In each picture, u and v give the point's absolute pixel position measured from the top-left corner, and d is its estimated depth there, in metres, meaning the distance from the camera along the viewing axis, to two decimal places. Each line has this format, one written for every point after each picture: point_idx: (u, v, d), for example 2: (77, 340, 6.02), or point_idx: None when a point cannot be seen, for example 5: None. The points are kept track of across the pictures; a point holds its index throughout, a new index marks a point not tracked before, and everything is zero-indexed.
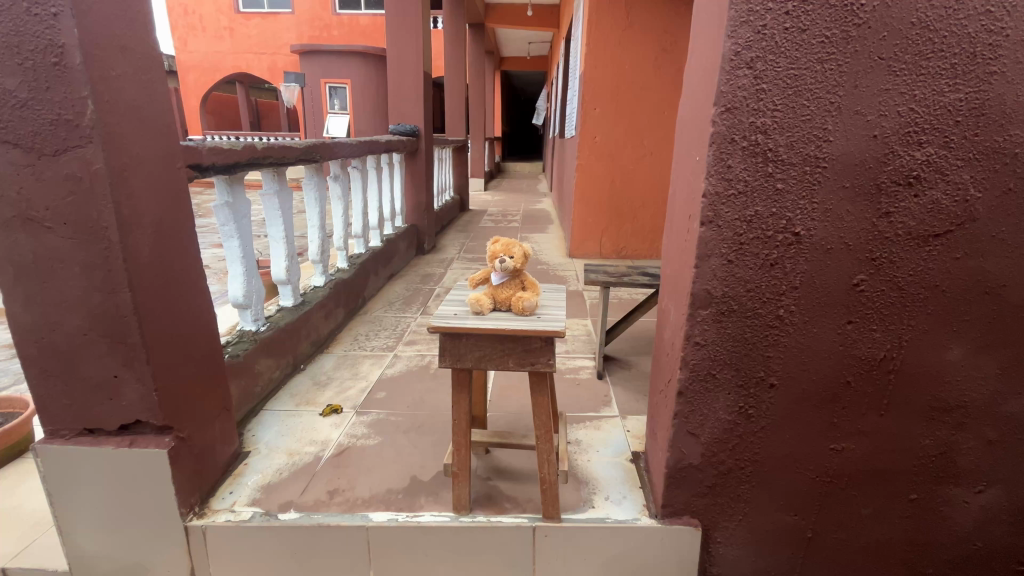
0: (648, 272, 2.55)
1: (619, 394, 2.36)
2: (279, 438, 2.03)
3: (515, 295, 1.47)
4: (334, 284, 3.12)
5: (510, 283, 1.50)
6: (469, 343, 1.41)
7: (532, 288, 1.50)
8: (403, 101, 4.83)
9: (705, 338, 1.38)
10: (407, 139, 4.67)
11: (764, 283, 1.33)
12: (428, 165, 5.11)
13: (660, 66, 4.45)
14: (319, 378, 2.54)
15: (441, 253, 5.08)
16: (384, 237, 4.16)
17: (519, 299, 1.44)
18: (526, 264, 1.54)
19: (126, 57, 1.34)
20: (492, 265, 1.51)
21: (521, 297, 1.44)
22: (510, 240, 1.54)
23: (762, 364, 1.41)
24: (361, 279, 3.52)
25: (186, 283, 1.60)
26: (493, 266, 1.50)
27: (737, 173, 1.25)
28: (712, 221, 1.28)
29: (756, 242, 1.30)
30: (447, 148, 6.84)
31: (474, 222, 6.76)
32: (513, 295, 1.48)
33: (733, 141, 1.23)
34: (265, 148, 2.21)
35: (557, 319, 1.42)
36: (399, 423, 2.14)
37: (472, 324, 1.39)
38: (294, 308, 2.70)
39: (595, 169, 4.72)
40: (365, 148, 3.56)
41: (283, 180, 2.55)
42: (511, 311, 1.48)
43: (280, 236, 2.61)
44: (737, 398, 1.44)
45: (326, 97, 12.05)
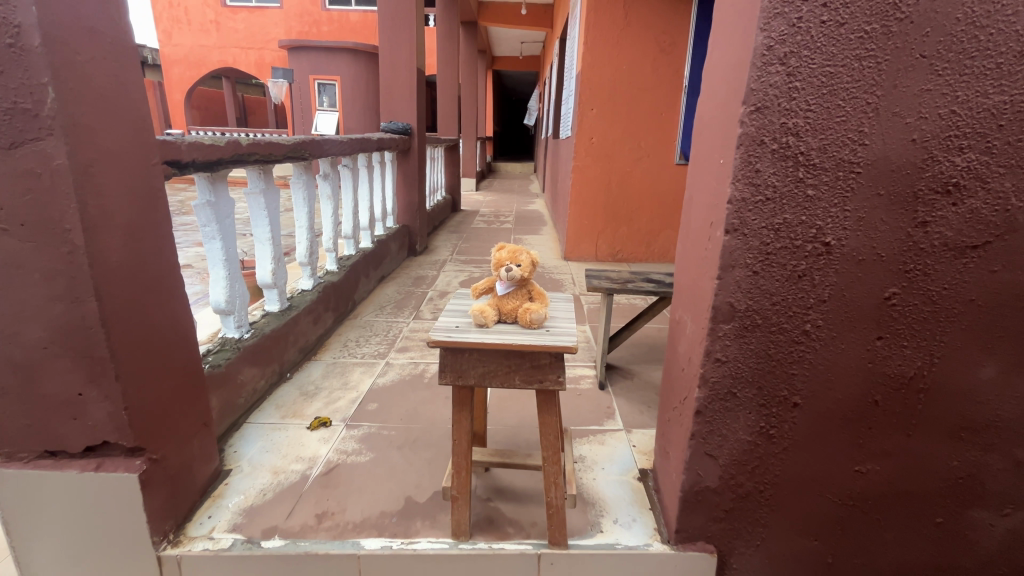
0: (652, 278, 2.45)
1: (622, 406, 2.26)
2: (263, 455, 1.90)
3: (521, 306, 1.36)
4: (323, 288, 2.99)
5: (516, 293, 1.39)
6: (472, 358, 1.30)
7: (541, 300, 1.39)
8: (395, 98, 4.69)
9: (726, 355, 1.29)
10: (399, 137, 4.53)
11: (791, 297, 1.24)
12: (420, 164, 4.97)
13: (658, 67, 4.37)
14: (306, 388, 2.41)
15: (433, 254, 4.95)
16: (375, 238, 4.03)
17: (526, 311, 1.33)
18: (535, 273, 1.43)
19: (95, 41, 1.21)
20: (497, 273, 1.40)
21: (528, 309, 1.33)
22: (518, 245, 1.44)
23: (786, 382, 1.32)
24: (351, 282, 3.38)
25: (161, 290, 1.47)
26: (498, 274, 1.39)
27: (765, 178, 1.16)
28: (737, 229, 1.19)
29: (784, 252, 1.21)
30: (439, 148, 6.71)
31: (465, 223, 6.62)
32: (519, 307, 1.37)
33: (763, 144, 1.13)
34: (251, 144, 2.07)
35: (566, 331, 1.31)
36: (392, 438, 2.02)
37: (478, 338, 1.27)
38: (280, 313, 2.56)
39: (591, 170, 4.62)
40: (356, 146, 3.42)
41: (270, 178, 2.41)
42: (518, 323, 1.37)
43: (267, 238, 2.47)
44: (758, 418, 1.35)
45: (314, 93, 11.80)
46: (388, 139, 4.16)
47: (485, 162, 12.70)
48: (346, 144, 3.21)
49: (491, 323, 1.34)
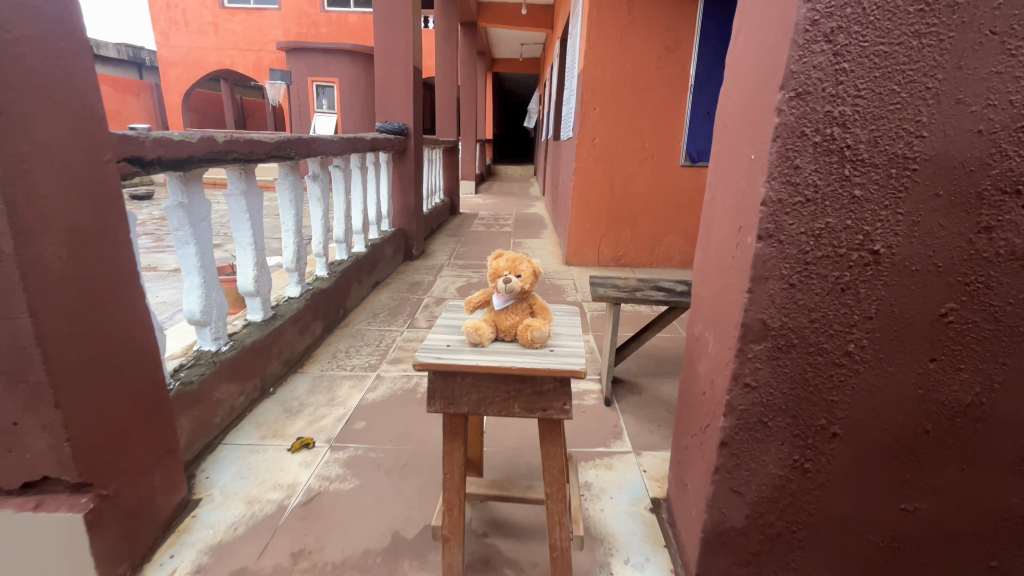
0: (661, 287, 2.29)
1: (630, 425, 2.09)
2: (237, 482, 1.73)
3: (522, 323, 1.19)
4: (311, 295, 2.82)
5: (515, 307, 1.23)
6: (465, 383, 1.14)
7: (545, 316, 1.23)
8: (391, 98, 4.53)
9: (757, 380, 1.13)
10: (395, 138, 4.37)
11: (831, 313, 1.08)
12: (417, 166, 4.81)
13: (663, 65, 4.22)
14: (290, 404, 2.24)
15: (430, 259, 4.79)
16: (368, 242, 3.86)
17: (527, 327, 1.17)
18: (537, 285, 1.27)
19: (29, 18, 1.05)
20: (494, 284, 1.24)
21: (529, 326, 1.17)
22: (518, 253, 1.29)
23: (824, 410, 1.15)
24: (342, 289, 3.22)
25: (113, 303, 1.30)
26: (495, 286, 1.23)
27: (806, 176, 0.99)
28: (772, 235, 1.03)
29: (826, 262, 1.05)
30: (437, 150, 6.55)
31: (464, 226, 6.47)
32: (518, 323, 1.20)
33: (803, 136, 0.97)
34: (228, 141, 1.91)
35: (573, 352, 1.15)
36: (380, 462, 1.85)
37: (473, 360, 1.11)
38: (263, 324, 2.38)
39: (594, 172, 4.46)
40: (348, 146, 3.26)
41: (251, 179, 2.24)
42: (517, 342, 1.20)
43: (249, 242, 2.30)
44: (791, 451, 1.18)
45: (313, 95, 11.67)
46: (382, 139, 3.99)
47: (484, 165, 12.56)
48: (337, 144, 3.05)
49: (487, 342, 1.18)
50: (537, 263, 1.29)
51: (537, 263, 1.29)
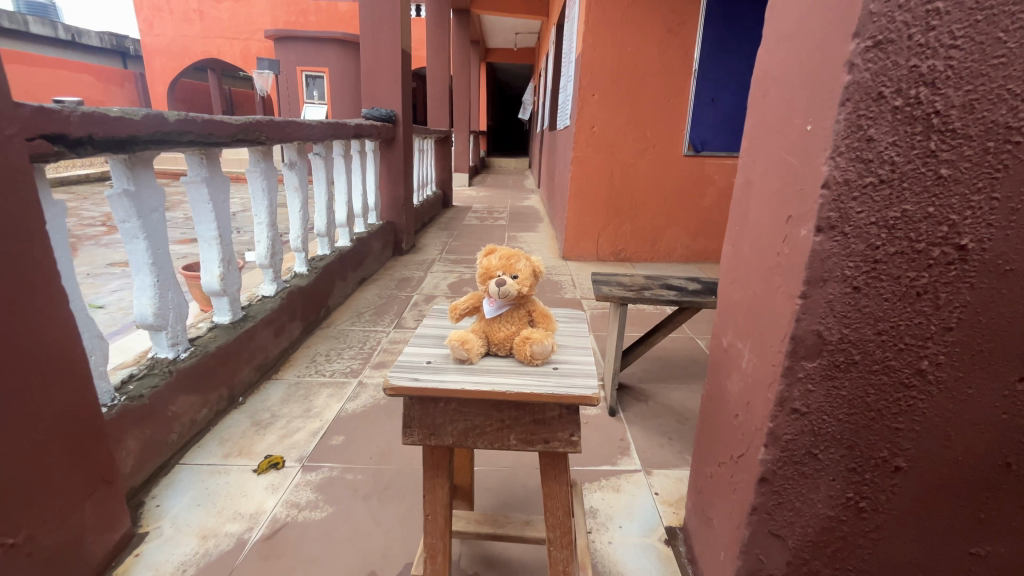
0: (671, 285, 2.07)
1: (638, 438, 1.89)
2: (192, 511, 1.51)
3: (518, 334, 0.97)
4: (288, 294, 2.58)
5: (511, 314, 1.01)
6: (448, 409, 0.92)
7: (547, 325, 1.01)
8: (378, 83, 4.27)
9: (807, 404, 0.92)
10: (383, 125, 4.11)
11: (903, 323, 0.87)
12: (407, 155, 4.56)
13: (666, 49, 3.99)
14: (260, 416, 2.01)
15: (421, 253, 4.56)
16: (354, 236, 3.63)
17: (525, 340, 0.95)
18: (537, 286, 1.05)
19: None
20: (484, 287, 1.01)
21: (528, 339, 0.95)
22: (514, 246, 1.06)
23: (886, 439, 0.95)
24: (323, 286, 2.99)
25: (21, 311, 1.07)
26: (485, 288, 1.01)
27: (881, 150, 0.78)
28: (835, 227, 0.82)
29: (900, 260, 0.83)
30: (429, 140, 6.29)
31: (457, 219, 6.23)
32: (515, 334, 0.99)
33: (881, 99, 0.76)
34: (180, 120, 1.67)
35: (581, 370, 0.93)
36: (357, 485, 1.63)
37: (458, 382, 0.89)
38: (231, 327, 2.15)
39: (593, 162, 4.23)
40: (330, 132, 3.01)
41: (214, 165, 1.99)
42: (513, 358, 0.98)
43: (213, 236, 2.06)
44: (845, 487, 0.98)
45: (302, 85, 11.33)
46: (368, 126, 3.74)
47: (478, 156, 12.28)
48: (316, 129, 2.80)
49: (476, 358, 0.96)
50: (537, 260, 1.07)
51: (536, 260, 1.07)
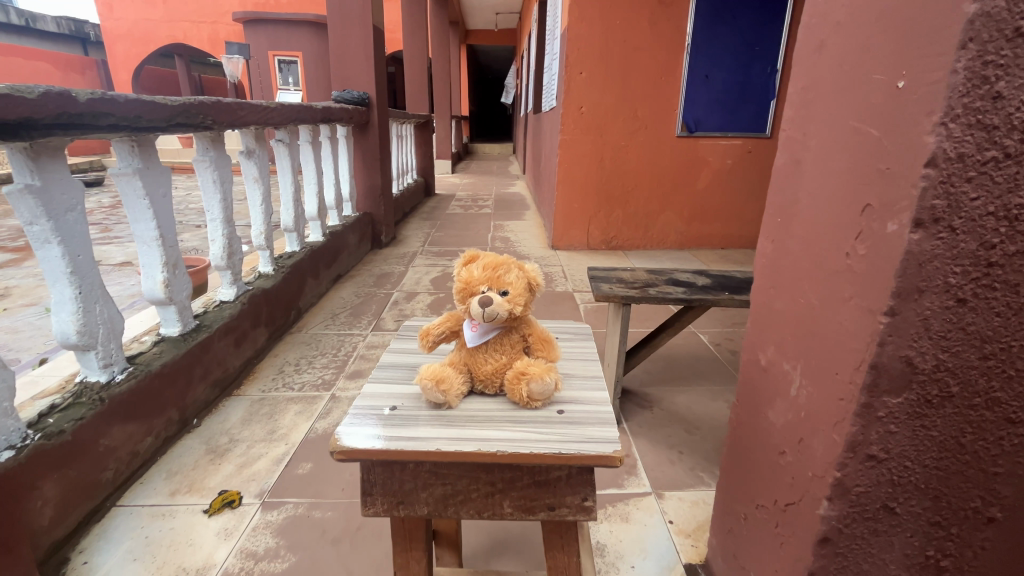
0: (678, 280, 1.85)
1: (645, 454, 1.69)
2: (127, 568, 1.28)
3: (513, 367, 0.75)
4: (250, 297, 2.31)
5: (500, 339, 0.79)
6: (419, 471, 0.70)
7: (548, 352, 0.79)
8: (349, 62, 3.94)
9: (887, 449, 0.71)
10: (355, 108, 3.80)
11: (1016, 345, 0.67)
12: (383, 141, 4.25)
13: (657, 21, 3.72)
14: (216, 442, 1.76)
15: (402, 246, 4.29)
16: (327, 230, 3.35)
17: (518, 375, 0.73)
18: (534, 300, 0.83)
19: None
20: (466, 308, 0.78)
21: (524, 375, 0.73)
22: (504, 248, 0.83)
23: (981, 486, 0.75)
24: (292, 287, 2.72)
25: None
26: (467, 309, 0.78)
27: (1010, 112, 0.57)
28: (943, 220, 0.60)
29: (1021, 261, 0.63)
30: (408, 125, 5.96)
31: (440, 208, 5.94)
32: (507, 367, 0.76)
33: (1014, 39, 0.55)
34: (95, 100, 1.38)
35: (595, 414, 0.71)
36: (325, 525, 1.41)
37: (433, 440, 0.67)
38: (181, 339, 1.87)
39: (582, 145, 3.97)
40: (293, 116, 2.70)
41: (148, 153, 1.71)
42: (504, 398, 0.76)
43: (153, 237, 1.78)
44: (926, 545, 0.78)
45: (274, 71, 10.79)
46: (338, 110, 3.43)
47: (461, 142, 11.91)
48: (277, 112, 2.50)
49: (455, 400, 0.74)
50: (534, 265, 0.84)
51: (533, 265, 0.84)
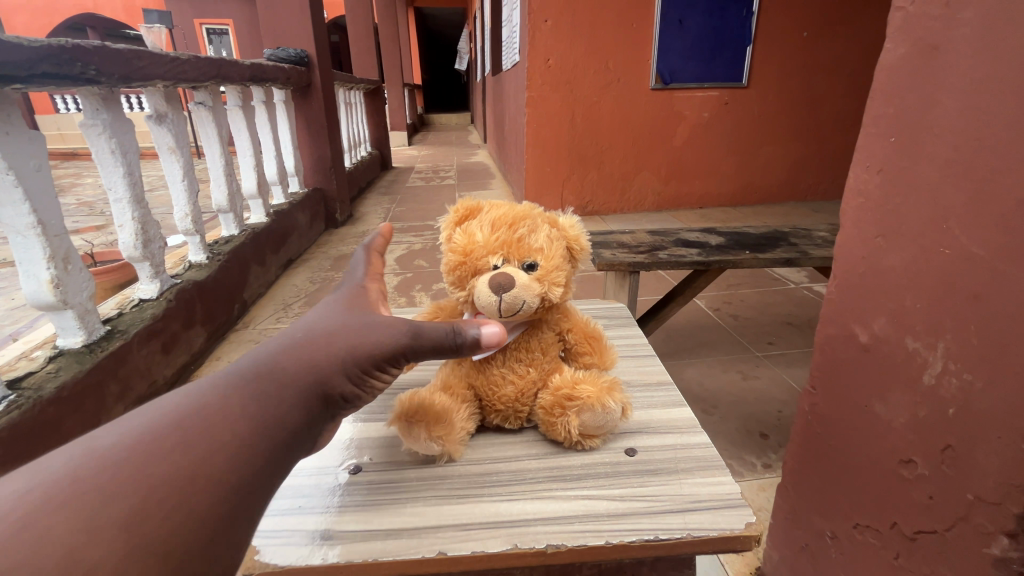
0: (687, 240, 1.60)
1: None
2: None
3: (567, 384, 0.71)
4: (178, 292, 1.92)
5: (519, 350, 0.74)
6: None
7: (598, 363, 0.78)
8: (280, 14, 3.42)
9: None
10: (293, 68, 3.31)
11: None
12: (329, 106, 3.77)
13: None
14: None
15: (360, 225, 3.89)
16: (272, 209, 2.93)
17: (569, 404, 0.68)
18: (571, 284, 0.75)
19: None
20: (463, 300, 0.73)
21: (581, 388, 0.70)
22: (522, 210, 0.75)
23: None
24: (234, 277, 2.33)
25: None
26: (469, 304, 0.73)
27: None
28: None
29: None
30: (357, 92, 5.41)
31: (399, 182, 5.49)
32: (551, 383, 0.73)
33: None
34: None
35: (672, 459, 0.71)
36: None
37: (435, 537, 0.60)
38: (86, 352, 1.49)
39: (551, 102, 3.62)
40: (212, 72, 2.25)
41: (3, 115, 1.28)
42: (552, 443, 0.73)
43: (30, 224, 1.38)
44: None
45: (202, 41, 9.71)
46: (272, 67, 2.95)
47: (415, 112, 11.21)
48: (191, 66, 2.06)
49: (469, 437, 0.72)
50: (572, 231, 0.78)
51: (571, 233, 0.77)
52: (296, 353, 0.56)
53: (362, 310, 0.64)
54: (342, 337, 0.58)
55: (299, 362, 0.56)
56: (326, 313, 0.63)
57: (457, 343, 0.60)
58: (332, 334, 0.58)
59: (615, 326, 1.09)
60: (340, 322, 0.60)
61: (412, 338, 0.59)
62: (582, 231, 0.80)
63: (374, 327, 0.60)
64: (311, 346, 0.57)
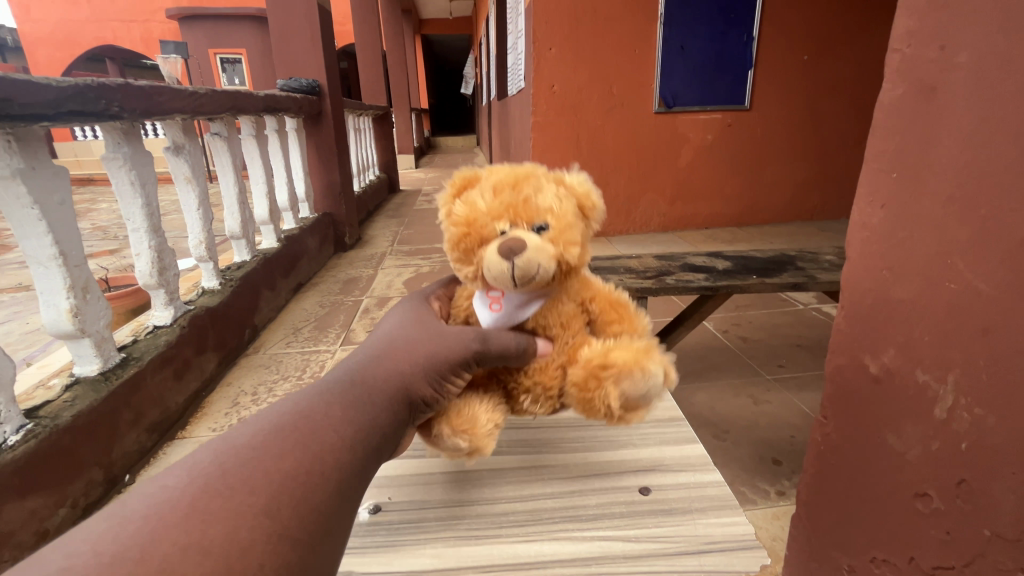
0: (694, 265, 1.61)
1: None
2: None
3: (596, 352, 0.73)
4: (191, 318, 1.95)
5: (540, 325, 0.79)
6: None
7: (626, 330, 0.79)
8: (293, 46, 3.53)
9: None
10: (305, 97, 3.41)
11: None
12: (339, 133, 3.86)
13: None
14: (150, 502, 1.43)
15: (369, 248, 3.93)
16: (283, 235, 2.99)
17: (601, 370, 0.70)
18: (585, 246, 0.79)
19: None
20: (472, 276, 0.78)
21: (610, 353, 0.72)
22: (523, 173, 0.80)
23: None
24: (246, 302, 2.37)
25: None
26: (479, 283, 0.78)
27: None
28: None
29: None
30: (366, 119, 5.53)
31: (406, 205, 5.56)
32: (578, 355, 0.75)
33: None
34: None
35: (683, 496, 0.74)
36: None
37: None
38: (102, 379, 1.51)
39: (555, 126, 3.69)
40: (228, 104, 2.32)
41: (29, 151, 1.32)
42: (593, 415, 0.74)
43: (51, 255, 1.41)
44: None
45: (216, 70, 9.97)
46: (285, 98, 3.03)
47: (422, 136, 11.41)
48: (208, 99, 2.12)
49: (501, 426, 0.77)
50: (578, 189, 0.81)
51: (577, 189, 0.81)
52: (386, 352, 0.69)
53: (427, 325, 0.75)
54: (421, 336, 0.71)
55: (382, 370, 0.67)
56: (411, 318, 0.76)
57: (518, 351, 0.74)
58: (417, 333, 0.71)
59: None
60: (422, 323, 0.73)
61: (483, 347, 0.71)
62: (590, 188, 0.83)
63: (443, 339, 0.71)
64: (390, 348, 0.70)
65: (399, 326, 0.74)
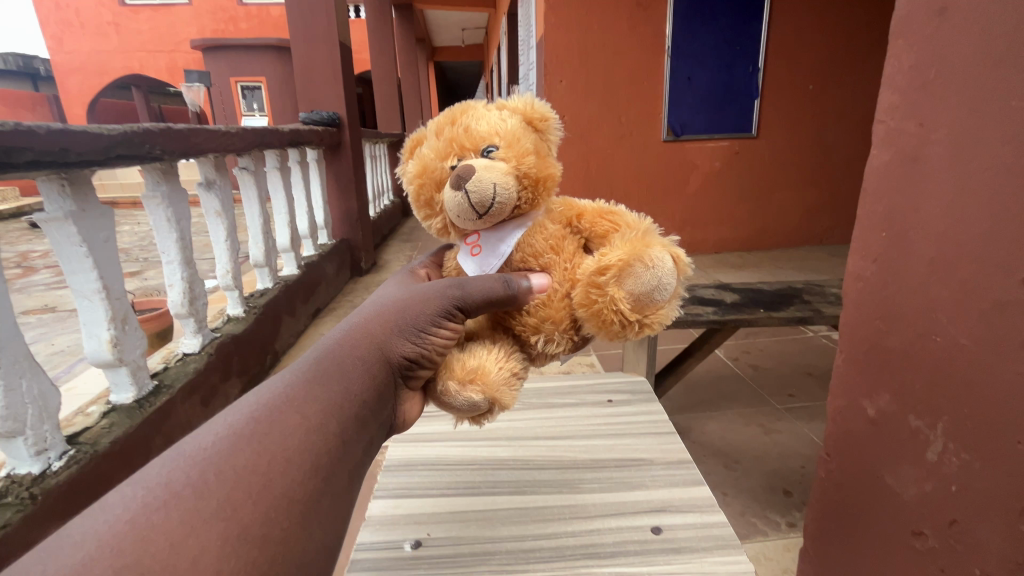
0: (703, 298, 1.66)
1: None
2: None
3: (597, 260, 0.73)
4: (217, 346, 2.03)
5: (533, 257, 0.80)
6: None
7: (621, 229, 0.78)
8: (316, 81, 3.70)
9: None
10: (326, 130, 3.55)
11: None
12: (357, 162, 4.00)
13: (634, 25, 3.59)
14: None
15: (384, 273, 4.03)
16: (303, 262, 3.10)
17: (605, 273, 0.71)
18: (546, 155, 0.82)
19: None
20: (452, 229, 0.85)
21: (609, 254, 0.72)
22: (462, 109, 0.85)
23: None
24: (268, 329, 2.46)
25: None
26: (459, 236, 0.85)
27: None
28: None
29: None
30: (382, 146, 5.70)
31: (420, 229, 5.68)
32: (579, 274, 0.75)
33: None
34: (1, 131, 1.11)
35: (690, 538, 0.82)
36: None
37: None
38: (136, 406, 1.59)
39: (566, 155, 3.80)
40: (256, 140, 2.45)
41: (80, 194, 1.43)
42: (617, 328, 0.73)
43: (95, 289, 1.51)
44: None
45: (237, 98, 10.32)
46: (307, 131, 3.18)
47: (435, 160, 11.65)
48: (238, 136, 2.25)
49: (523, 374, 0.76)
50: (524, 109, 0.85)
51: (523, 111, 0.85)
52: (360, 330, 0.73)
53: (405, 292, 0.78)
54: (395, 308, 0.74)
55: (360, 345, 0.70)
56: (388, 295, 0.79)
57: (502, 291, 0.73)
58: (390, 308, 0.74)
59: (639, 402, 1.21)
60: (397, 297, 0.76)
61: (460, 294, 0.73)
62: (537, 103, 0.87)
63: (417, 300, 0.74)
64: (368, 320, 0.74)
65: (375, 305, 0.78)
